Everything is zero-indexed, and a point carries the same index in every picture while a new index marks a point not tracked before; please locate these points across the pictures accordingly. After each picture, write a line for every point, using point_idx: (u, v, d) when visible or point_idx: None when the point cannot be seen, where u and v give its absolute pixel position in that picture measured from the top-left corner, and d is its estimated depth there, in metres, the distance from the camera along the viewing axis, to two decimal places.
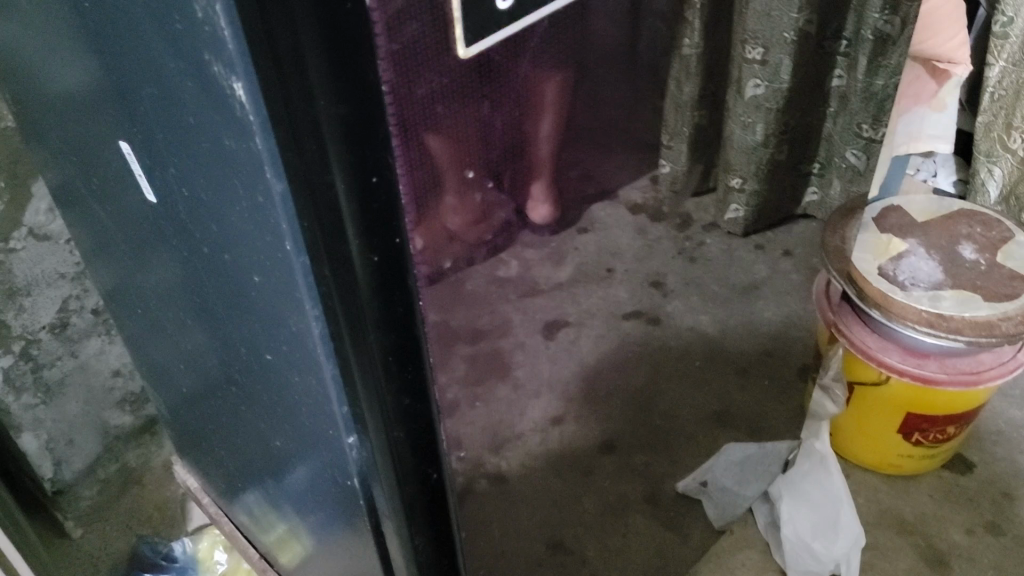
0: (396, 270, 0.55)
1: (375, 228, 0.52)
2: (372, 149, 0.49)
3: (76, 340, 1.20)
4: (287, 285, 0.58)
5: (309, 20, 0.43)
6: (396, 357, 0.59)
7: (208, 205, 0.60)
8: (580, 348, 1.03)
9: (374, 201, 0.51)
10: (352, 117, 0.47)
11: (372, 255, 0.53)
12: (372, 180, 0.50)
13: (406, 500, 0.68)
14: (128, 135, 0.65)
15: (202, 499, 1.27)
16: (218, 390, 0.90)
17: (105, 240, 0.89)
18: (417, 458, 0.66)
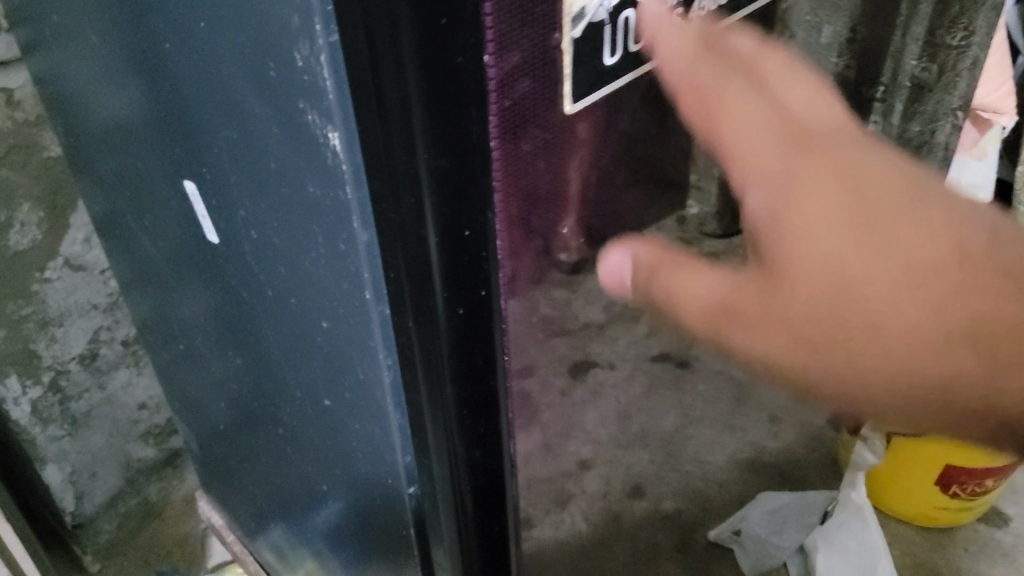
0: (481, 328, 0.52)
1: (464, 284, 0.50)
2: (468, 204, 0.46)
3: (104, 372, 1.18)
4: (362, 336, 0.57)
5: (417, 73, 0.41)
6: (472, 413, 0.56)
7: (280, 249, 0.59)
8: None
9: (464, 256, 0.48)
10: (453, 171, 0.45)
11: (458, 310, 0.51)
12: (465, 234, 0.48)
13: (467, 555, 0.66)
14: (194, 175, 0.64)
15: (226, 536, 1.24)
16: (261, 430, 0.88)
17: (150, 273, 0.88)
18: (482, 515, 0.64)
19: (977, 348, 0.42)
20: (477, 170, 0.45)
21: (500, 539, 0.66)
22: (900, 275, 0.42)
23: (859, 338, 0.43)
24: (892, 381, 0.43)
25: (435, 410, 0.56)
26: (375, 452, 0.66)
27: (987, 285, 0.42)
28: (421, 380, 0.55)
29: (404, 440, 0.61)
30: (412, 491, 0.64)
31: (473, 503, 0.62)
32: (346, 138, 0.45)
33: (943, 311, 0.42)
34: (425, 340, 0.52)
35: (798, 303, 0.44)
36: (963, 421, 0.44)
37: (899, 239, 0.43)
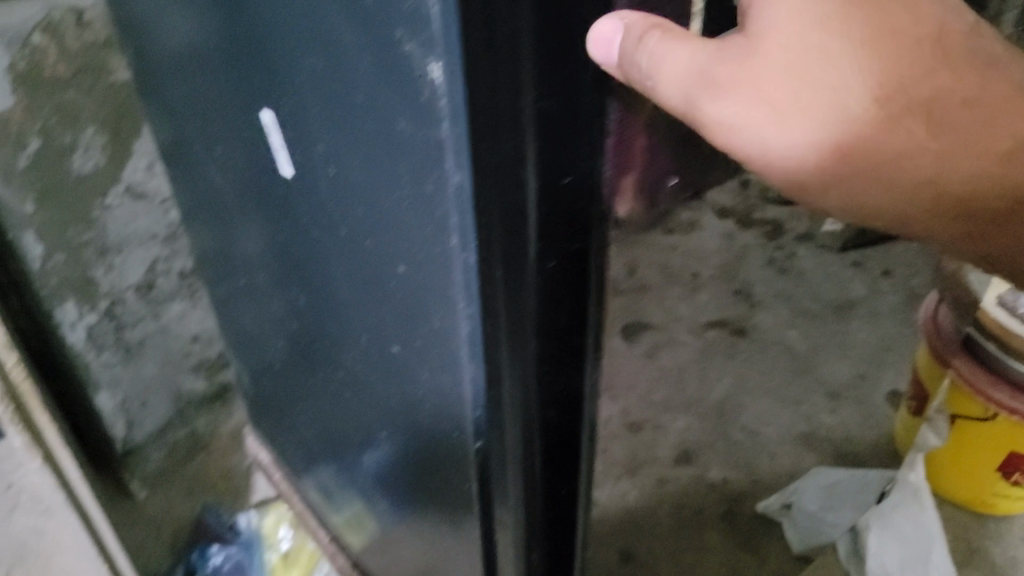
0: (569, 278, 0.52)
1: (557, 234, 0.49)
2: (570, 149, 0.45)
3: (159, 302, 1.18)
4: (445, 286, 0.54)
5: (528, 6, 0.39)
6: (550, 365, 0.56)
7: (359, 187, 0.57)
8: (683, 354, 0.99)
9: (561, 204, 0.48)
10: (559, 114, 0.44)
11: (549, 260, 0.50)
12: (565, 180, 0.47)
13: (528, 511, 0.65)
14: (270, 105, 0.62)
15: (274, 474, 1.26)
16: (319, 370, 0.87)
17: (216, 205, 0.87)
18: (551, 472, 0.64)
19: (933, 123, 0.48)
20: (583, 114, 0.45)
21: (566, 499, 0.66)
22: (875, 47, 0.47)
23: (820, 94, 0.48)
24: (861, 146, 0.48)
25: (513, 364, 0.54)
26: (441, 402, 0.64)
27: (951, 67, 0.48)
28: (502, 334, 0.53)
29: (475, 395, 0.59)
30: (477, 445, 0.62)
31: (540, 455, 0.62)
32: (449, 77, 0.41)
33: (913, 80, 0.47)
34: (511, 295, 0.51)
35: (779, 67, 0.47)
36: (920, 203, 0.50)
37: (882, 14, 0.47)
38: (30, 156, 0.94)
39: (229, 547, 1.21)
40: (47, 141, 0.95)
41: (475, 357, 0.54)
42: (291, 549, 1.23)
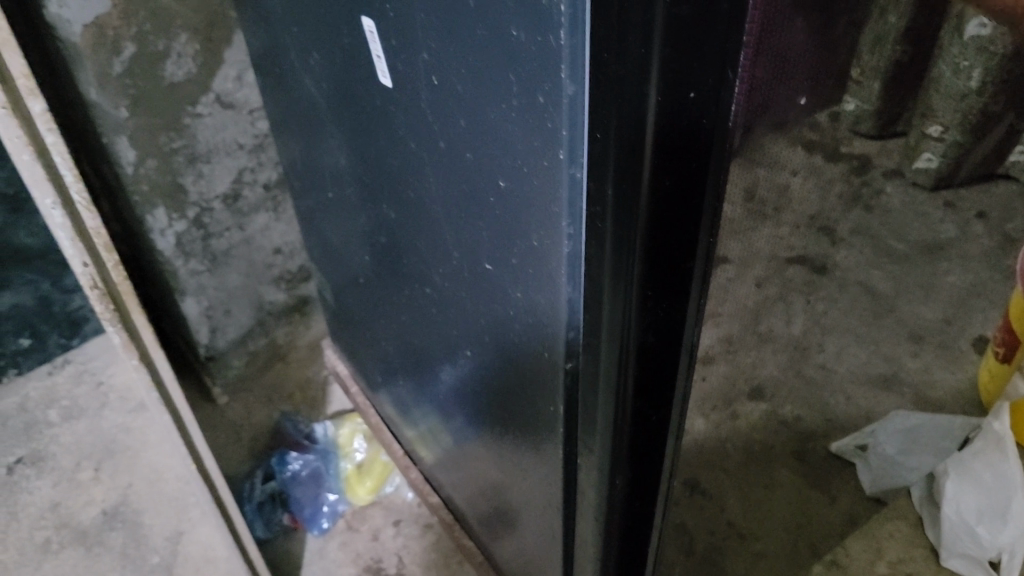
0: (685, 202, 0.49)
1: (674, 150, 0.47)
2: (698, 62, 0.43)
3: (245, 213, 1.19)
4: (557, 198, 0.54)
5: None
6: (655, 290, 0.54)
7: (464, 99, 0.56)
8: None
9: (684, 119, 0.45)
10: (691, 23, 0.41)
11: (663, 179, 0.48)
12: (689, 95, 0.44)
13: (617, 439, 0.64)
14: (374, 13, 0.61)
15: (350, 386, 1.28)
16: (404, 286, 0.87)
17: (309, 115, 0.87)
18: (641, 401, 0.62)
19: None
20: (717, 22, 0.41)
21: (655, 428, 0.65)
22: None
23: None
24: None
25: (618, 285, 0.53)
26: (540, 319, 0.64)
27: None
28: (608, 254, 0.51)
29: (569, 319, 0.59)
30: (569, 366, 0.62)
31: (635, 381, 0.60)
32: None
33: None
34: (620, 212, 0.49)
35: None
36: None
37: None
38: (125, 61, 0.95)
39: (307, 455, 1.26)
40: (141, 47, 0.96)
41: (573, 267, 0.55)
42: (364, 460, 1.26)
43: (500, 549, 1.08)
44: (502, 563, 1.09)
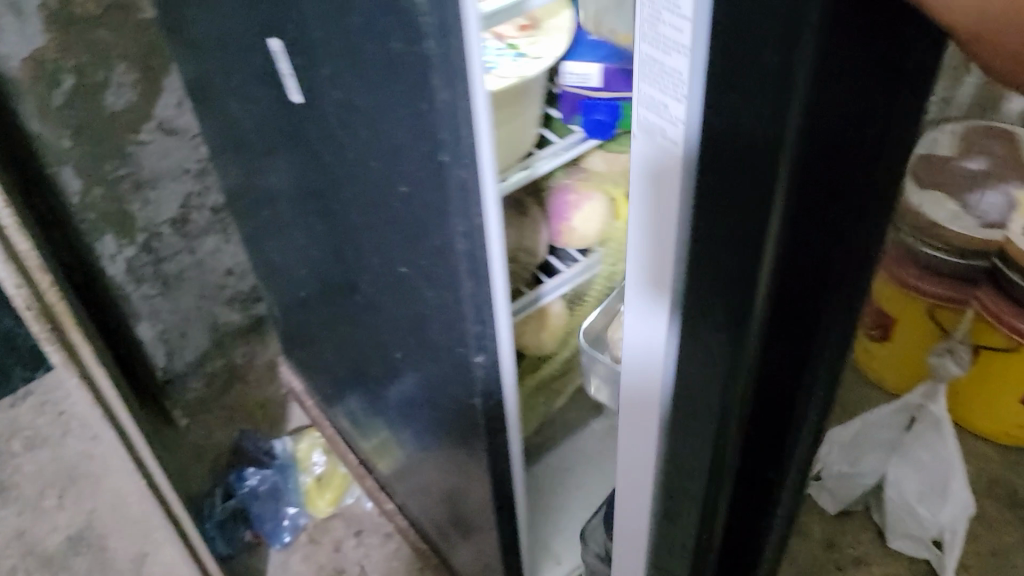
0: (801, 306, 0.46)
1: (798, 257, 0.43)
2: (827, 165, 0.39)
3: (194, 237, 1.21)
4: (657, 226, 0.52)
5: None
6: (763, 395, 0.50)
7: (362, 110, 0.59)
8: None
9: (816, 223, 0.41)
10: (823, 130, 0.37)
11: (784, 285, 0.44)
12: (814, 200, 0.40)
13: (702, 535, 0.60)
14: (279, 33, 0.64)
15: (306, 401, 1.31)
16: (339, 296, 0.90)
17: (239, 136, 0.90)
18: (743, 493, 0.58)
19: None
20: (876, 34, 0.34)
21: (753, 526, 0.61)
22: None
23: None
24: None
25: (716, 334, 0.46)
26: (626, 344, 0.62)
27: None
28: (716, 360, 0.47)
29: (475, 312, 0.63)
30: (481, 360, 0.66)
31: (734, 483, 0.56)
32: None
33: None
34: (746, 267, 0.42)
35: None
36: None
37: None
38: (64, 93, 0.99)
39: (266, 471, 1.28)
40: (80, 79, 0.99)
41: (470, 259, 0.59)
42: (323, 473, 1.28)
43: (456, 554, 1.11)
44: (460, 569, 1.12)
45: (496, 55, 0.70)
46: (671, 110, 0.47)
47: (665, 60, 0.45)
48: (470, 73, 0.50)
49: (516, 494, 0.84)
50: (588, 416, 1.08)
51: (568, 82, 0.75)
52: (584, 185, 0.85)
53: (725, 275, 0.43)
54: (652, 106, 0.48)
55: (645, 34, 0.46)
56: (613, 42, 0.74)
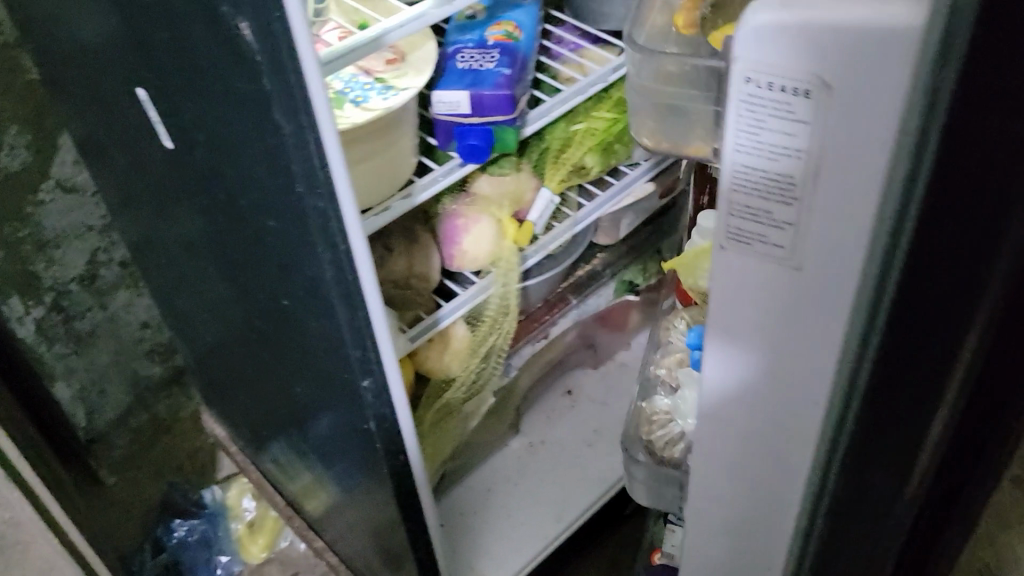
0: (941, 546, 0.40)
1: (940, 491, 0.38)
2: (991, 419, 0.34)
3: (105, 292, 1.22)
4: (761, 316, 0.56)
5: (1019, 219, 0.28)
6: None
7: (224, 150, 0.61)
8: (588, 302, 1.07)
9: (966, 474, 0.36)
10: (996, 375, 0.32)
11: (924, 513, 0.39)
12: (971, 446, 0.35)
13: None
14: (144, 81, 0.65)
15: (230, 447, 1.30)
16: (242, 338, 0.91)
17: (131, 188, 0.91)
18: None
19: None
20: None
21: None
22: None
23: None
24: None
25: (850, 522, 0.42)
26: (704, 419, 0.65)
27: None
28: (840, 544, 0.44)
29: (353, 337, 0.64)
30: (367, 385, 0.67)
31: None
32: (837, 100, 0.44)
33: None
34: (888, 472, 0.38)
35: None
36: None
37: None
38: None
39: (194, 521, 1.27)
40: None
41: (339, 286, 0.61)
42: (255, 518, 1.29)
43: None
44: None
45: (361, 89, 0.72)
46: (777, 215, 0.50)
47: (773, 169, 0.49)
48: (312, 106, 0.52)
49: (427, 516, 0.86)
50: (505, 436, 1.11)
51: (441, 110, 0.78)
52: (472, 209, 0.87)
53: (862, 473, 0.40)
54: (750, 214, 0.51)
55: (746, 147, 0.49)
56: (477, 70, 0.78)
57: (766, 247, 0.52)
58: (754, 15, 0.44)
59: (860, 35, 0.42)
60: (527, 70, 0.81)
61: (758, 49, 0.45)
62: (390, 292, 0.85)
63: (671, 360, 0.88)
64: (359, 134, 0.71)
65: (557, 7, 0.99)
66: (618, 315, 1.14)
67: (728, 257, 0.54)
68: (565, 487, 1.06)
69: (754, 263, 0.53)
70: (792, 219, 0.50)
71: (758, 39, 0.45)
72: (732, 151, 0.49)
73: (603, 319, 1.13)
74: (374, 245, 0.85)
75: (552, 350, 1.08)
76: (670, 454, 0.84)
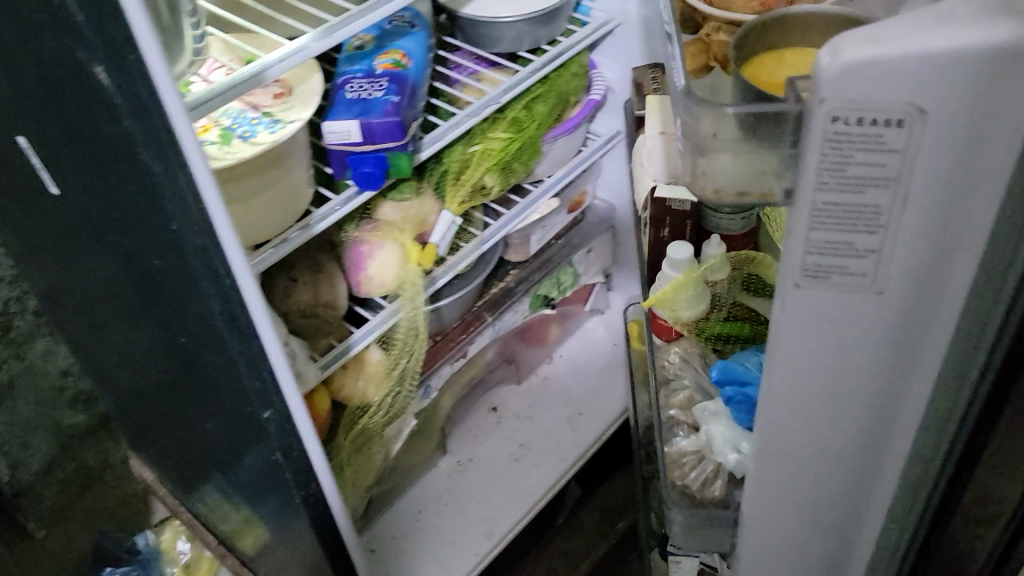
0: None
1: None
2: None
3: (19, 343, 1.20)
4: (836, 343, 0.56)
5: None
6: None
7: (102, 193, 0.61)
8: (504, 319, 1.09)
9: None
10: None
11: None
12: None
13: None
14: (22, 129, 0.65)
15: (160, 492, 1.28)
16: (152, 381, 0.90)
17: (29, 238, 0.90)
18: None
19: None
20: None
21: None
22: None
23: None
24: None
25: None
26: (762, 451, 0.65)
27: None
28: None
29: (248, 368, 0.65)
30: (268, 415, 0.68)
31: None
32: (930, 128, 0.45)
33: None
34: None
35: None
36: None
37: None
38: None
39: (128, 567, 1.24)
40: None
41: (227, 317, 0.61)
42: (191, 560, 1.26)
43: None
44: None
45: (248, 124, 0.73)
46: (859, 245, 0.51)
47: (858, 201, 0.49)
48: (178, 142, 0.53)
49: (348, 541, 0.86)
50: (433, 457, 1.11)
51: (332, 139, 0.78)
52: (376, 235, 0.88)
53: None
54: (830, 248, 0.51)
55: (829, 186, 0.49)
56: (365, 99, 0.79)
57: (850, 277, 0.52)
58: (839, 52, 0.44)
59: (963, 61, 0.43)
60: (417, 97, 0.83)
61: (845, 88, 0.44)
62: (298, 322, 0.85)
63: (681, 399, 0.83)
64: (251, 169, 0.72)
65: (449, 33, 1.01)
66: (538, 329, 1.20)
67: (803, 293, 0.54)
68: (495, 504, 1.07)
69: (829, 293, 0.53)
70: (876, 245, 0.51)
71: (846, 76, 0.44)
72: (812, 190, 0.49)
73: (522, 334, 1.18)
74: (278, 276, 0.85)
75: (473, 368, 1.12)
76: (709, 495, 0.77)
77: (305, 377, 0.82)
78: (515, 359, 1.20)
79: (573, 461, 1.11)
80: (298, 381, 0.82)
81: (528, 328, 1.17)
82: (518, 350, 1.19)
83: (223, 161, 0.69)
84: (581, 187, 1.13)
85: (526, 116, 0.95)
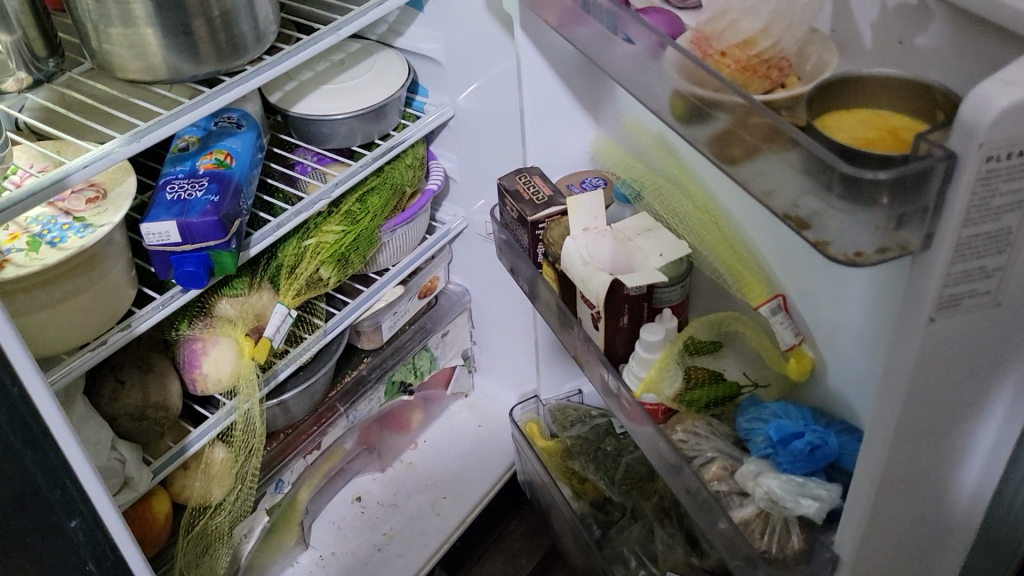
0: None
1: None
2: None
3: None
4: (950, 373, 0.49)
5: None
6: None
7: None
8: (359, 407, 1.09)
9: None
10: None
11: None
12: None
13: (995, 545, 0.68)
14: None
15: None
16: None
17: None
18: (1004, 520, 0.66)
19: None
20: None
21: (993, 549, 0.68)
22: None
23: None
24: None
25: None
26: (868, 534, 0.57)
27: None
28: None
29: (54, 468, 0.61)
30: (75, 523, 0.65)
31: None
32: None
33: None
34: None
35: None
36: None
37: None
38: None
39: None
40: None
41: (26, 418, 0.58)
42: None
43: None
44: None
45: (58, 230, 0.72)
46: (990, 267, 0.44)
47: (1001, 226, 0.42)
48: None
49: None
50: (294, 551, 1.09)
51: (152, 241, 0.79)
52: (209, 332, 0.89)
53: None
54: (963, 279, 0.44)
55: (974, 219, 0.41)
56: (185, 200, 0.80)
57: (979, 302, 0.46)
58: (985, 88, 0.38)
59: None
60: (242, 195, 0.84)
61: (1006, 127, 0.38)
62: (128, 426, 0.84)
63: (714, 470, 0.70)
64: (63, 271, 0.71)
65: (284, 131, 1.04)
66: (400, 416, 1.21)
67: (933, 329, 0.45)
68: None
69: (959, 323, 0.46)
70: (1002, 264, 0.45)
71: (1009, 117, 0.37)
72: (957, 228, 0.41)
73: (384, 421, 1.19)
74: (105, 379, 0.85)
75: (332, 459, 1.11)
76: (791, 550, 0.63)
77: (137, 482, 0.81)
78: (376, 445, 1.19)
79: (436, 546, 1.10)
80: (129, 487, 0.81)
81: (388, 413, 1.18)
82: (381, 438, 1.19)
83: (28, 268, 0.68)
84: (432, 272, 1.15)
85: (361, 209, 0.97)
